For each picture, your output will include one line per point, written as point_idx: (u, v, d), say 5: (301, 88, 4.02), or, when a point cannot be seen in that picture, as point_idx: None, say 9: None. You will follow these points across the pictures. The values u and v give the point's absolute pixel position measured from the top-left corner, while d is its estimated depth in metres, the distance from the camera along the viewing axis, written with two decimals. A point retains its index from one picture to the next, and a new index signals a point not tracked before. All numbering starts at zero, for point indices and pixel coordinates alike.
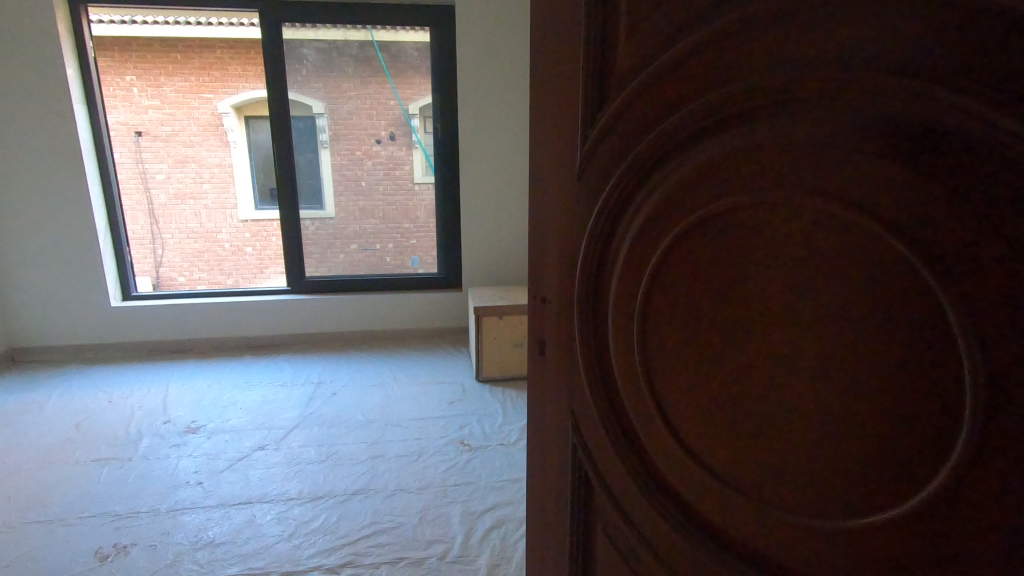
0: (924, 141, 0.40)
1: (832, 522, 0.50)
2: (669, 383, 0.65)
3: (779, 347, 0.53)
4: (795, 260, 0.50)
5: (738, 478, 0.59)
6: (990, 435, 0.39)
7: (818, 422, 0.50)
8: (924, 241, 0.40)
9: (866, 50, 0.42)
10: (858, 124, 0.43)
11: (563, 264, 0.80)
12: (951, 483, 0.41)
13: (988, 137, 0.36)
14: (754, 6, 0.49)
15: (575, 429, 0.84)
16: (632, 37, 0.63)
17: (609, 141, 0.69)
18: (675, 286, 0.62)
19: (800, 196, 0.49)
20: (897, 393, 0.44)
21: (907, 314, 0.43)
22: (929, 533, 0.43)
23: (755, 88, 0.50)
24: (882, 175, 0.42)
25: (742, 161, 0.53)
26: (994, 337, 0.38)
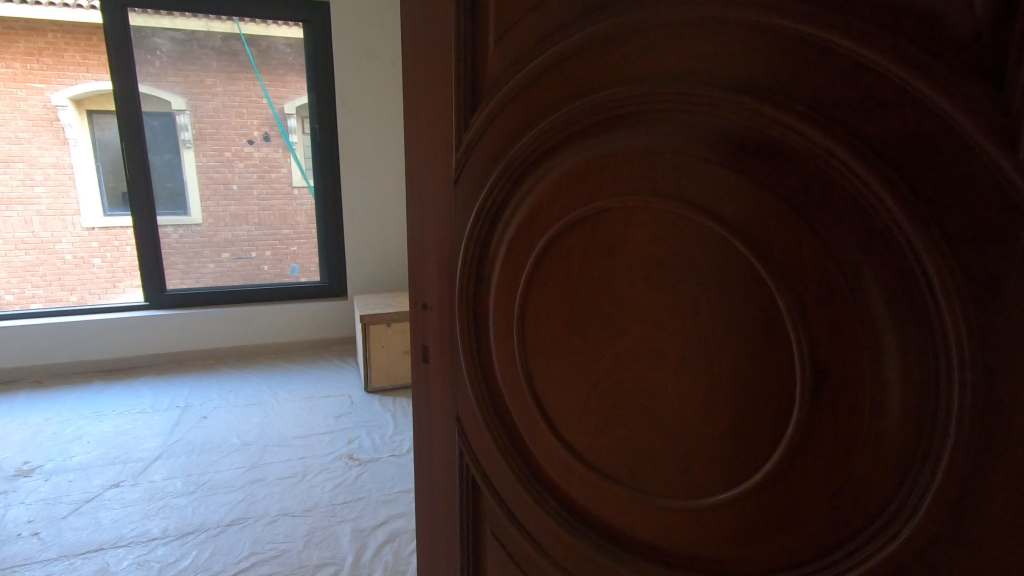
0: (757, 152, 0.45)
1: (696, 501, 0.55)
2: (549, 383, 0.67)
3: (643, 343, 0.56)
4: (656, 260, 0.54)
5: (614, 469, 0.62)
6: (821, 407, 0.45)
7: (682, 409, 0.54)
8: (763, 241, 0.46)
9: (711, 69, 0.47)
10: (708, 136, 0.48)
11: (441, 269, 0.79)
12: (791, 453, 0.47)
13: (809, 152, 0.42)
14: (610, 18, 0.52)
15: (461, 435, 0.83)
16: (501, 43, 0.64)
17: (483, 145, 0.69)
18: (550, 289, 0.64)
19: (660, 200, 0.52)
20: (745, 378, 0.49)
21: (751, 307, 0.48)
22: (775, 501, 0.49)
23: (617, 98, 0.53)
24: (728, 182, 0.47)
25: (607, 167, 0.56)
26: (818, 321, 0.44)
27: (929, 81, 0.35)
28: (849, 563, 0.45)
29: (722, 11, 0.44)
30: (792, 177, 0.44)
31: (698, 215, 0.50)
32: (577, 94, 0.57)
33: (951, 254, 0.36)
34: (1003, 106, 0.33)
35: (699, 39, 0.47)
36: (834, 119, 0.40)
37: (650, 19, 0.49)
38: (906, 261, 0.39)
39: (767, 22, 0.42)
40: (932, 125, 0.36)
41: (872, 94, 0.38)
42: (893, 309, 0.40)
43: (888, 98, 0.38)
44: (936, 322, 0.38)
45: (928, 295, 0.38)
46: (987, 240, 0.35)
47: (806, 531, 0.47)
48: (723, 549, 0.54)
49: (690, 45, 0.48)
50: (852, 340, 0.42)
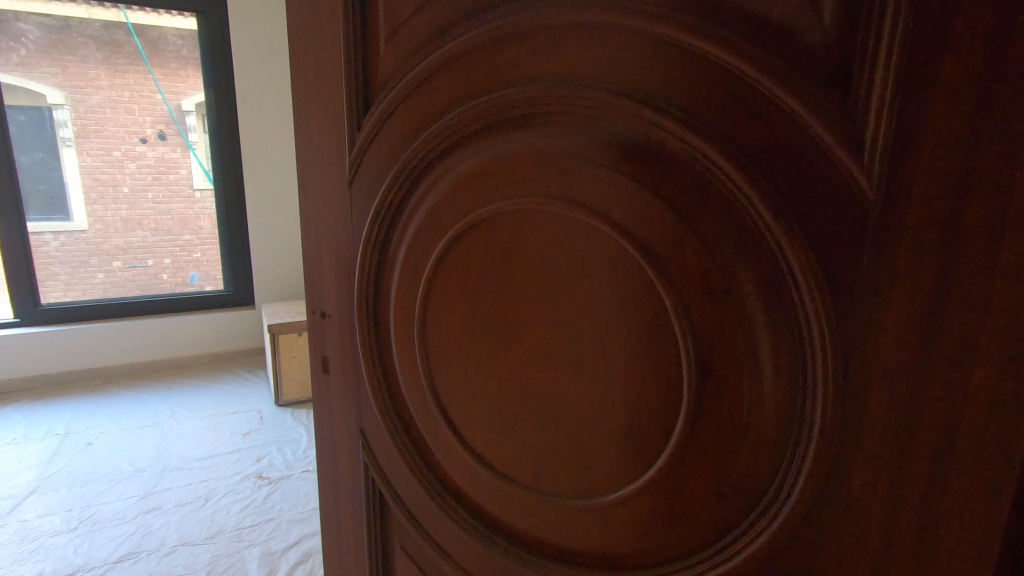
0: (642, 156, 0.46)
1: (596, 500, 0.55)
2: (452, 388, 0.65)
3: (542, 346, 0.56)
4: (552, 262, 0.54)
5: (519, 473, 0.61)
6: (707, 400, 0.47)
7: (581, 409, 0.54)
8: (648, 242, 0.47)
9: (595, 73, 0.47)
10: (596, 138, 0.49)
11: (338, 276, 0.75)
12: (681, 446, 0.48)
13: (687, 157, 0.44)
14: (498, 19, 0.51)
15: (365, 448, 0.79)
16: (392, 40, 0.62)
17: (377, 145, 0.66)
18: (449, 293, 0.63)
19: (553, 202, 0.52)
20: (637, 377, 0.50)
21: (643, 306, 0.49)
22: (669, 493, 0.50)
23: (508, 100, 0.53)
24: (614, 186, 0.48)
25: (501, 169, 0.55)
26: (701, 318, 0.46)
27: (789, 90, 0.38)
28: (736, 546, 0.47)
29: (604, 15, 0.45)
30: (674, 179, 0.45)
31: (589, 217, 0.50)
32: (470, 94, 0.56)
33: (812, 250, 0.40)
34: (850, 113, 0.37)
35: (584, 42, 0.47)
36: (708, 124, 0.42)
37: (537, 22, 0.49)
38: (774, 260, 0.42)
39: (647, 29, 0.43)
40: (791, 131, 0.39)
41: (742, 101, 0.41)
42: (764, 303, 0.43)
43: (756, 104, 0.40)
44: (801, 315, 0.41)
45: (794, 292, 0.41)
46: (841, 237, 0.38)
47: (698, 518, 0.49)
48: (624, 544, 0.55)
49: (576, 48, 0.48)
50: (730, 335, 0.45)
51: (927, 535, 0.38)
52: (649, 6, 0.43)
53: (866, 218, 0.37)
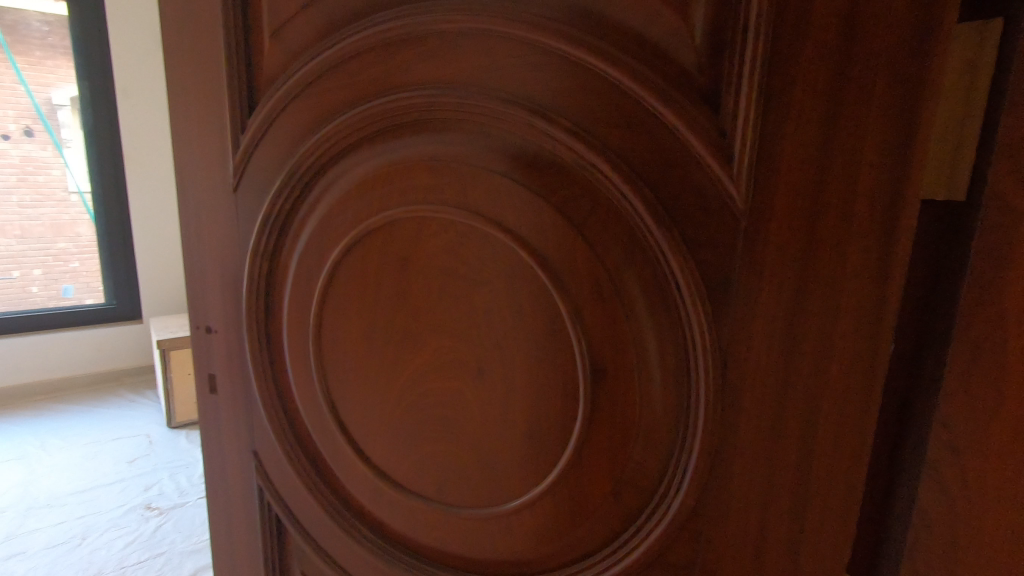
0: (536, 164, 0.47)
1: (500, 508, 0.55)
2: (351, 403, 0.63)
3: (442, 356, 0.55)
4: (449, 270, 0.53)
5: (422, 487, 0.60)
6: (602, 402, 0.48)
7: (482, 418, 0.54)
8: (543, 249, 0.48)
9: (488, 81, 0.47)
10: (492, 146, 0.49)
11: (225, 287, 0.70)
12: (579, 448, 0.49)
13: (577, 166, 0.45)
14: (389, 21, 0.50)
15: (259, 470, 0.74)
16: (277, 38, 0.58)
17: (264, 148, 0.62)
18: (345, 303, 0.60)
19: (449, 209, 0.51)
20: (536, 383, 0.50)
21: (539, 312, 0.49)
22: (569, 496, 0.51)
23: (402, 104, 0.51)
24: (509, 194, 0.48)
25: (396, 175, 0.54)
26: (595, 324, 0.47)
27: (668, 105, 0.41)
28: (632, 541, 0.49)
29: (494, 23, 0.45)
30: (566, 186, 0.46)
31: (485, 224, 0.50)
32: (361, 98, 0.54)
33: (691, 255, 0.42)
34: (720, 128, 0.40)
35: (475, 49, 0.47)
36: (594, 134, 0.44)
37: (428, 26, 0.48)
38: (659, 265, 0.44)
39: (536, 38, 0.44)
40: (671, 143, 0.41)
41: (625, 113, 0.43)
42: (651, 306, 0.45)
43: (638, 117, 0.42)
44: (684, 317, 0.43)
45: (677, 295, 0.43)
46: (716, 242, 0.41)
47: (597, 517, 0.51)
48: (527, 549, 0.55)
49: (468, 54, 0.48)
50: (621, 338, 0.46)
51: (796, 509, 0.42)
52: (537, 17, 0.44)
53: (736, 225, 0.40)
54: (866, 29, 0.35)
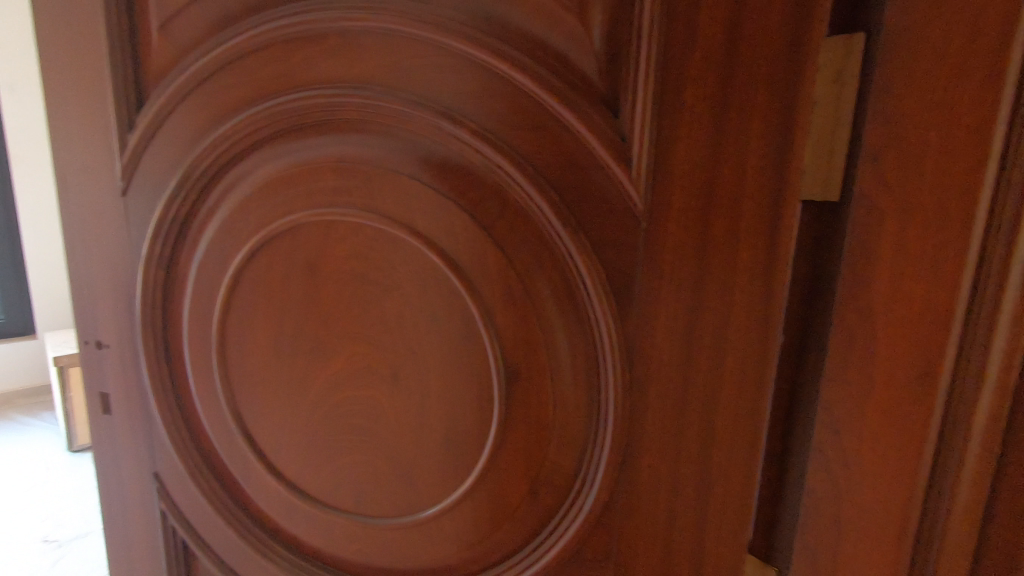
0: (443, 166, 0.47)
1: (419, 516, 0.54)
2: (261, 417, 0.60)
3: (355, 363, 0.53)
4: (360, 275, 0.51)
5: (339, 500, 0.58)
6: (516, 404, 0.48)
7: (398, 426, 0.53)
8: (453, 253, 0.47)
9: (392, 81, 0.46)
10: (398, 147, 0.48)
11: (116, 297, 0.64)
12: (496, 451, 0.49)
13: (484, 169, 0.45)
14: (287, 18, 0.48)
15: (162, 493, 0.69)
16: (167, 30, 0.54)
17: (156, 148, 0.58)
18: (251, 312, 0.57)
19: (357, 213, 0.50)
20: (451, 388, 0.50)
21: (452, 316, 0.48)
22: (487, 499, 0.51)
23: (304, 104, 0.49)
24: (418, 196, 0.48)
25: (300, 177, 0.52)
26: (507, 326, 0.47)
27: (570, 109, 0.42)
28: (550, 539, 0.50)
29: (397, 23, 0.44)
30: (475, 189, 0.46)
31: (393, 228, 0.49)
32: (260, 96, 0.51)
33: (597, 255, 0.43)
34: (619, 133, 0.41)
35: (379, 49, 0.46)
36: (500, 136, 0.44)
37: (329, 24, 0.46)
38: (566, 266, 0.44)
39: (441, 40, 0.43)
40: (573, 146, 0.42)
41: (529, 116, 0.43)
42: (561, 306, 0.45)
43: (542, 120, 0.43)
44: (592, 316, 0.44)
45: (584, 295, 0.44)
46: (620, 243, 0.43)
47: (516, 518, 0.51)
48: (448, 556, 0.54)
49: (371, 54, 0.46)
50: (533, 340, 0.47)
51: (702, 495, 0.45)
52: (441, 18, 0.43)
53: (637, 225, 0.42)
54: (746, 41, 0.37)
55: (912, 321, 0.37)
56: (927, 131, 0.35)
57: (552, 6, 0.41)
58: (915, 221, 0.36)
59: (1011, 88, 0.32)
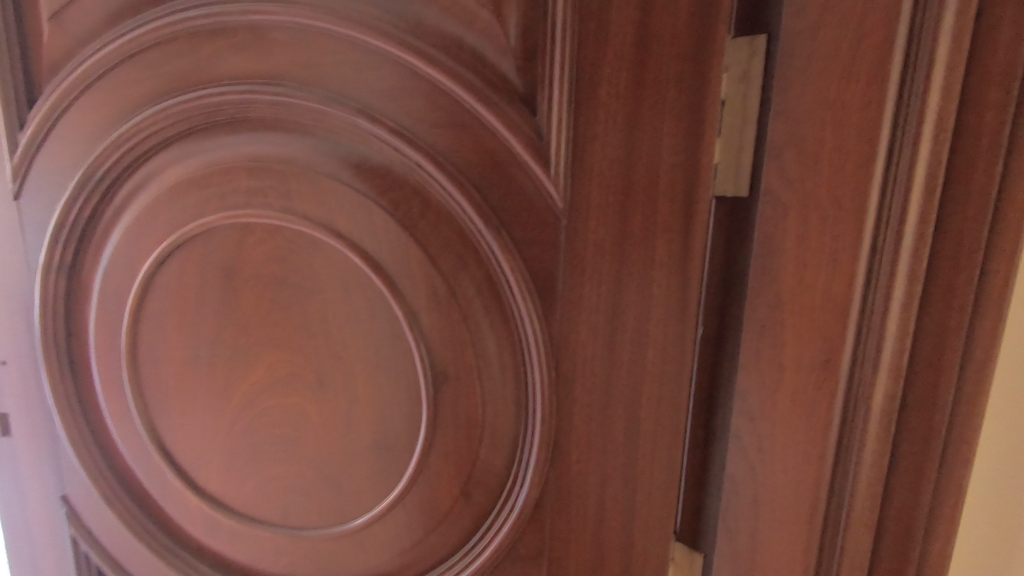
0: (363, 166, 0.45)
1: (350, 525, 0.52)
2: (179, 431, 0.56)
3: (278, 371, 0.51)
4: (279, 279, 0.49)
5: (266, 514, 0.55)
6: (444, 406, 0.47)
7: (325, 433, 0.51)
8: (375, 255, 0.46)
9: (306, 78, 0.45)
10: (315, 147, 0.46)
11: (12, 309, 0.59)
12: (426, 454, 0.49)
13: (404, 168, 0.44)
14: (192, 9, 0.45)
15: (72, 517, 0.64)
16: (58, 19, 0.50)
17: (51, 147, 0.54)
18: (164, 321, 0.54)
19: (274, 214, 0.48)
20: (378, 392, 0.49)
21: (377, 319, 0.47)
22: (419, 503, 0.50)
23: (212, 101, 0.47)
24: (337, 197, 0.46)
25: (212, 177, 0.49)
26: (432, 327, 0.46)
27: (488, 107, 0.41)
28: (484, 540, 0.49)
29: (310, 18, 0.43)
30: (395, 188, 0.45)
31: (312, 229, 0.47)
32: (165, 92, 0.48)
33: (519, 254, 0.43)
34: (538, 131, 0.41)
35: (291, 44, 0.44)
36: (419, 135, 0.43)
37: (237, 18, 0.44)
38: (490, 265, 0.44)
39: (356, 36, 0.42)
40: (493, 144, 0.42)
41: (449, 114, 0.42)
42: (487, 306, 0.45)
43: (461, 118, 0.42)
44: (517, 314, 0.44)
45: (509, 293, 0.44)
46: (542, 240, 0.43)
47: (449, 521, 0.50)
48: (382, 563, 0.53)
49: (283, 49, 0.45)
50: (459, 340, 0.46)
51: (629, 481, 0.46)
52: (354, 13, 0.42)
53: (557, 222, 0.42)
54: (655, 42, 0.39)
55: (815, 311, 0.39)
56: (823, 130, 0.37)
57: (467, 3, 0.40)
58: (815, 216, 0.38)
59: (894, 88, 0.34)
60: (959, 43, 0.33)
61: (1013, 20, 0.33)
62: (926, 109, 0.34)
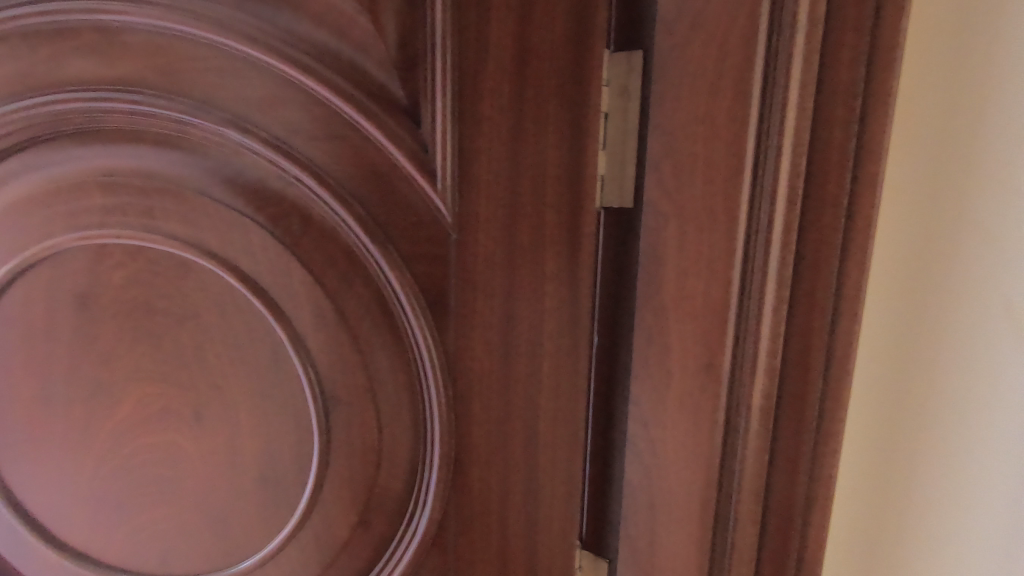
0: (236, 180, 0.42)
1: (240, 568, 0.48)
2: (32, 480, 0.50)
3: (148, 406, 0.46)
4: (145, 306, 0.45)
5: (141, 563, 0.50)
6: (336, 432, 0.45)
7: (206, 470, 0.47)
8: (254, 276, 0.43)
9: (163, 85, 0.41)
10: (180, 160, 0.42)
11: None
12: (320, 485, 0.46)
13: (282, 183, 0.41)
14: (26, 7, 0.40)
15: None
16: None
17: None
18: (7, 357, 0.47)
19: (136, 235, 0.44)
20: (264, 422, 0.45)
21: (259, 344, 0.44)
22: (315, 536, 0.47)
23: (56, 109, 0.42)
24: (208, 214, 0.43)
25: (61, 194, 0.44)
26: (319, 350, 0.44)
27: (369, 119, 0.40)
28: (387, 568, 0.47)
29: (165, 20, 0.39)
30: (272, 204, 0.42)
31: (181, 249, 0.43)
32: None
33: (409, 270, 0.42)
34: (422, 144, 0.40)
35: (145, 47, 0.40)
36: (296, 147, 0.41)
37: (82, 18, 0.40)
38: (379, 283, 0.42)
39: (219, 41, 0.39)
40: (377, 157, 0.41)
41: (327, 126, 0.40)
42: (377, 326, 0.43)
43: (340, 130, 0.40)
44: (410, 333, 0.43)
45: (400, 311, 0.42)
46: (431, 256, 0.41)
47: (348, 553, 0.47)
48: None
49: (136, 53, 0.40)
50: (349, 363, 0.44)
51: (531, 495, 0.46)
52: (216, 15, 0.39)
53: (445, 237, 0.41)
54: (535, 57, 0.39)
55: (696, 318, 0.40)
56: (695, 144, 0.38)
57: (339, 8, 0.38)
58: (692, 227, 0.39)
59: (756, 104, 0.36)
60: (809, 64, 0.35)
61: (853, 43, 0.35)
62: (784, 125, 0.36)
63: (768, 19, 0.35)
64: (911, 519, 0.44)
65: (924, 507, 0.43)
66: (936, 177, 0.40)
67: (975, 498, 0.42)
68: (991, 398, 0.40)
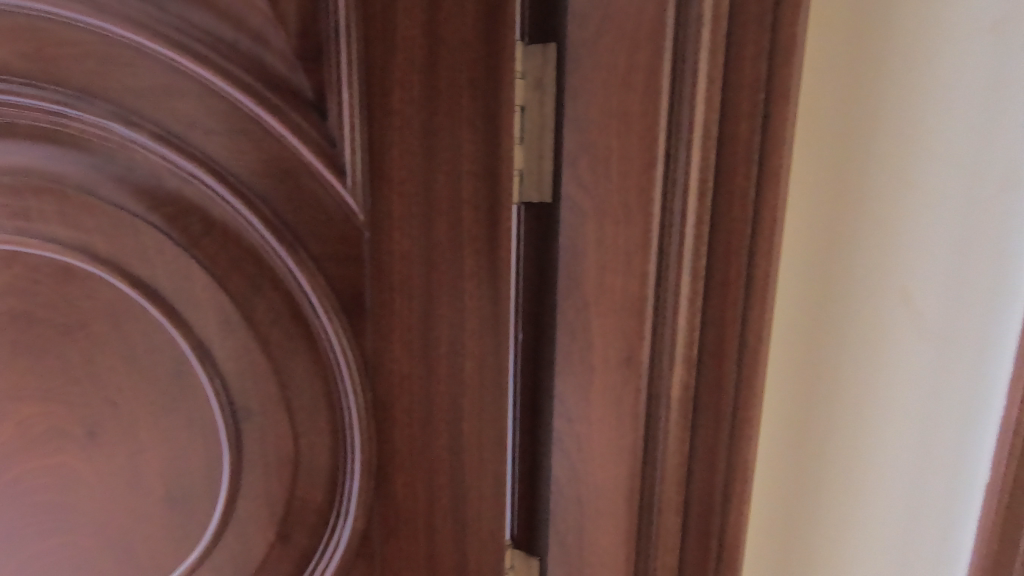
0: (121, 177, 0.38)
1: None
2: None
3: (33, 427, 0.42)
4: (24, 316, 0.40)
5: None
6: (248, 446, 0.42)
7: (105, 493, 0.43)
8: (148, 282, 0.40)
9: (32, 72, 0.37)
10: (55, 155, 0.38)
11: None
12: (233, 501, 0.43)
13: (174, 179, 0.38)
14: None
15: None
16: None
17: None
18: None
19: (11, 238, 0.39)
20: (169, 438, 0.42)
21: (158, 355, 0.41)
22: (230, 556, 0.44)
23: None
24: (93, 215, 0.39)
25: None
26: (226, 359, 0.41)
27: (270, 111, 0.37)
28: None
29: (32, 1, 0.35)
30: (164, 202, 0.38)
31: (64, 254, 0.39)
32: None
33: (321, 271, 0.40)
34: (329, 138, 0.38)
35: (8, 29, 0.36)
36: (189, 140, 0.38)
37: None
38: (289, 286, 0.40)
39: (96, 24, 0.36)
40: (280, 152, 0.38)
41: (224, 118, 0.37)
42: (289, 331, 0.41)
43: (239, 123, 0.37)
44: (324, 337, 0.41)
45: (312, 314, 0.41)
46: (344, 256, 0.40)
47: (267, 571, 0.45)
48: None
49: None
50: (259, 371, 0.41)
51: (458, 497, 0.45)
52: None
53: (358, 235, 0.39)
54: (445, 47, 0.38)
55: (616, 312, 0.40)
56: (609, 138, 0.38)
57: None
58: (608, 221, 0.39)
59: (666, 98, 0.36)
60: (715, 58, 0.36)
61: (756, 37, 0.36)
62: (693, 118, 0.37)
63: (676, 12, 0.35)
64: (822, 498, 0.46)
65: (832, 486, 0.46)
66: (837, 168, 0.41)
67: (876, 475, 0.44)
68: (889, 381, 0.43)
